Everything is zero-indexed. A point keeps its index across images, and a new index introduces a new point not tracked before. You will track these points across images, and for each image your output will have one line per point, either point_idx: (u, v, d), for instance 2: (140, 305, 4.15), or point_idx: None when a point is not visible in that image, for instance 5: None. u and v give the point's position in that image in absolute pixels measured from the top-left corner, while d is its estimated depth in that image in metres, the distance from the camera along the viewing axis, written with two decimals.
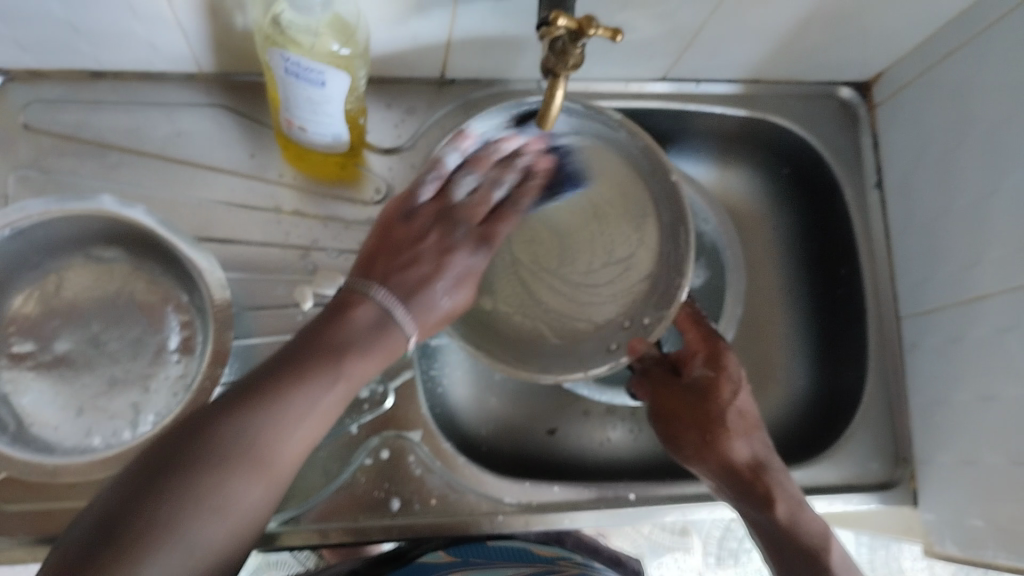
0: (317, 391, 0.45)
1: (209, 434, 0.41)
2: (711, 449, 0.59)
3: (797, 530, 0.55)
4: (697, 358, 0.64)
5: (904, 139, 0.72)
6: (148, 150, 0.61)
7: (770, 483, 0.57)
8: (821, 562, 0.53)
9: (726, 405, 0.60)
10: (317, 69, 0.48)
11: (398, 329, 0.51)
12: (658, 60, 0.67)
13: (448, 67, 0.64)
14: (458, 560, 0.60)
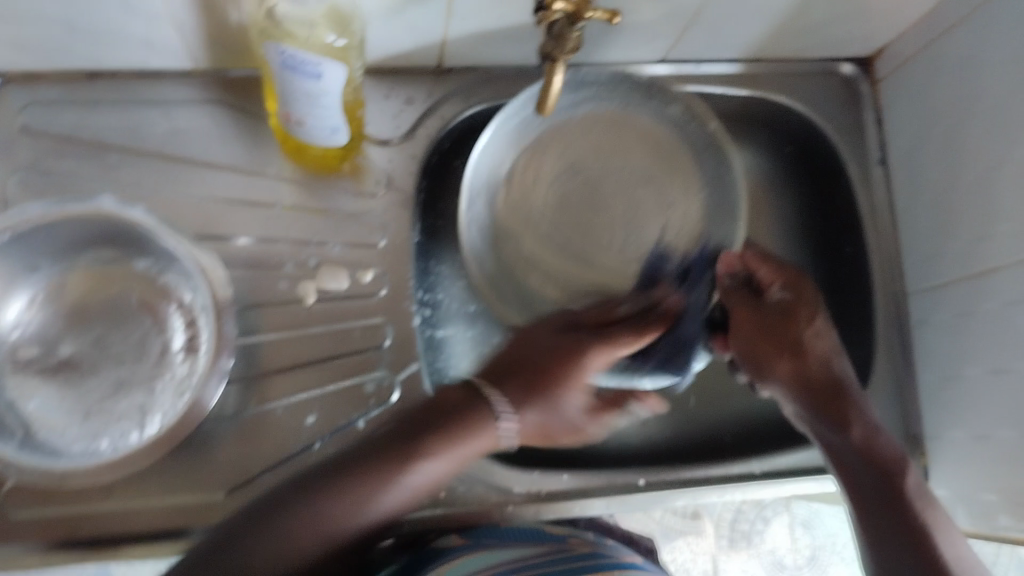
0: (380, 487, 0.50)
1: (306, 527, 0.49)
2: (788, 369, 0.58)
3: (875, 452, 0.55)
4: (775, 284, 0.60)
5: (908, 114, 0.71)
6: (145, 149, 0.61)
7: (849, 407, 0.57)
8: (894, 485, 0.53)
9: (806, 331, 0.59)
10: (314, 62, 0.47)
11: (495, 416, 0.53)
12: (659, 42, 0.66)
13: (446, 55, 0.64)
14: (472, 542, 0.60)
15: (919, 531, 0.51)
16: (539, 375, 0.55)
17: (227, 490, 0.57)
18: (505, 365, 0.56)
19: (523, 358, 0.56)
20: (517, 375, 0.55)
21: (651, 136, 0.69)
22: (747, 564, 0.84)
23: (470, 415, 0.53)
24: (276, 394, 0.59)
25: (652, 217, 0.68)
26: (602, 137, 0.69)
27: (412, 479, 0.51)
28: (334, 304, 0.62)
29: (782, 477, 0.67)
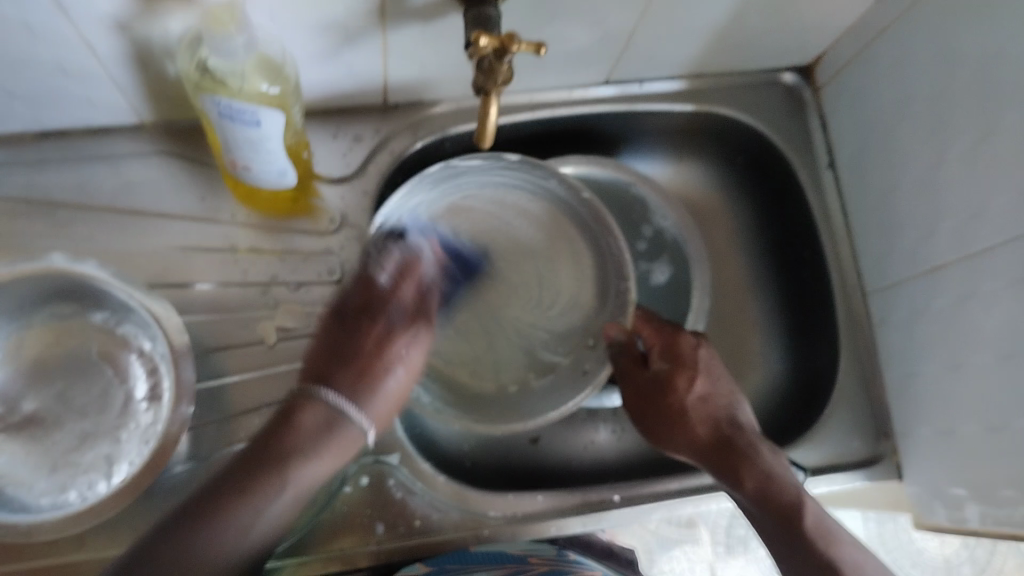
0: (258, 502, 0.49)
1: (236, 505, 0.48)
2: (681, 437, 0.60)
3: (769, 501, 0.55)
4: (655, 349, 0.63)
5: (851, 118, 0.72)
6: (99, 204, 0.62)
7: (741, 459, 0.58)
8: (795, 528, 0.54)
9: (686, 395, 0.60)
10: (249, 110, 0.48)
11: (351, 423, 0.53)
12: (597, 65, 0.68)
13: (389, 92, 0.65)
14: (434, 569, 0.60)
15: (827, 569, 0.52)
16: (358, 359, 0.55)
17: None
18: (328, 357, 0.55)
19: (347, 351, 0.55)
20: (348, 364, 0.55)
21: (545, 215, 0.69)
22: (745, 568, 0.90)
23: (334, 436, 0.52)
24: (243, 435, 0.60)
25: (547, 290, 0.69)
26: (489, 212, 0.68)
27: (294, 492, 0.51)
28: (297, 342, 0.63)
29: None
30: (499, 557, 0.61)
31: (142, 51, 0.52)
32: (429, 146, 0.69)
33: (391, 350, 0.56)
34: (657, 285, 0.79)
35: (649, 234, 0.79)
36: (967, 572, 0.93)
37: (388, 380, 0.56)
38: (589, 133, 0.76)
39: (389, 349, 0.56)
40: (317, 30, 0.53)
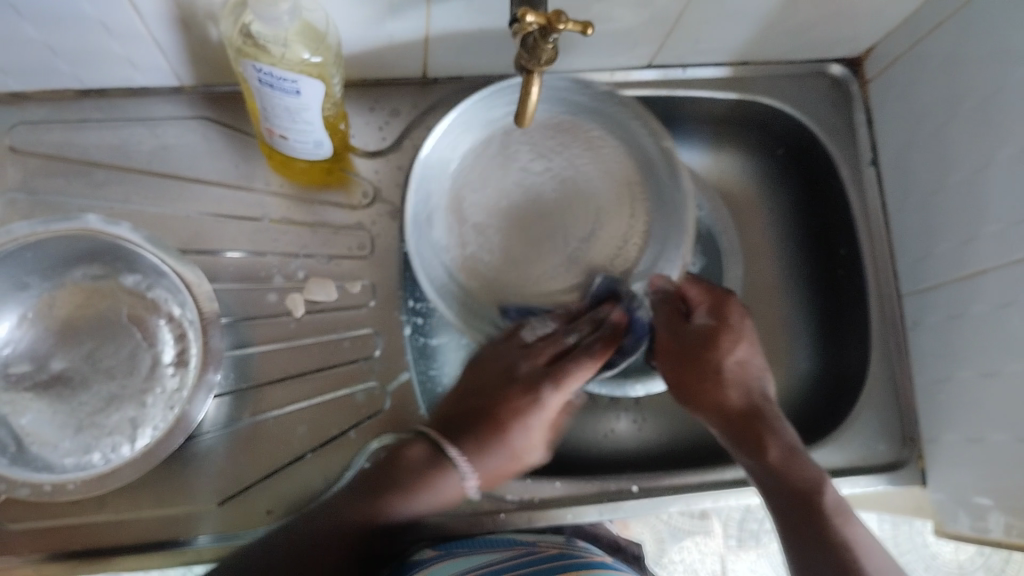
0: (407, 507, 0.53)
1: (378, 503, 0.52)
2: (710, 397, 0.57)
3: (787, 475, 0.54)
4: (702, 308, 0.60)
5: (898, 115, 0.71)
6: (135, 166, 0.62)
7: (764, 430, 0.56)
8: (810, 506, 0.53)
9: (724, 356, 0.58)
10: (290, 78, 0.48)
11: (455, 470, 0.53)
12: (642, 48, 0.66)
13: (429, 65, 0.64)
14: (441, 552, 0.59)
15: (838, 547, 0.51)
16: (506, 416, 0.54)
17: (220, 500, 0.58)
18: (485, 380, 0.57)
19: (505, 382, 0.56)
20: (478, 419, 0.55)
21: (602, 144, 0.66)
22: (755, 563, 0.93)
23: (439, 464, 0.54)
24: (266, 405, 0.60)
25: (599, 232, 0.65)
26: (544, 142, 0.66)
27: (445, 494, 0.55)
28: (323, 316, 0.62)
29: None
30: (510, 543, 0.60)
31: (184, 13, 0.51)
32: None
33: (514, 402, 0.55)
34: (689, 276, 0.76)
35: None
36: None
37: (515, 430, 0.54)
38: None
39: (509, 402, 0.55)
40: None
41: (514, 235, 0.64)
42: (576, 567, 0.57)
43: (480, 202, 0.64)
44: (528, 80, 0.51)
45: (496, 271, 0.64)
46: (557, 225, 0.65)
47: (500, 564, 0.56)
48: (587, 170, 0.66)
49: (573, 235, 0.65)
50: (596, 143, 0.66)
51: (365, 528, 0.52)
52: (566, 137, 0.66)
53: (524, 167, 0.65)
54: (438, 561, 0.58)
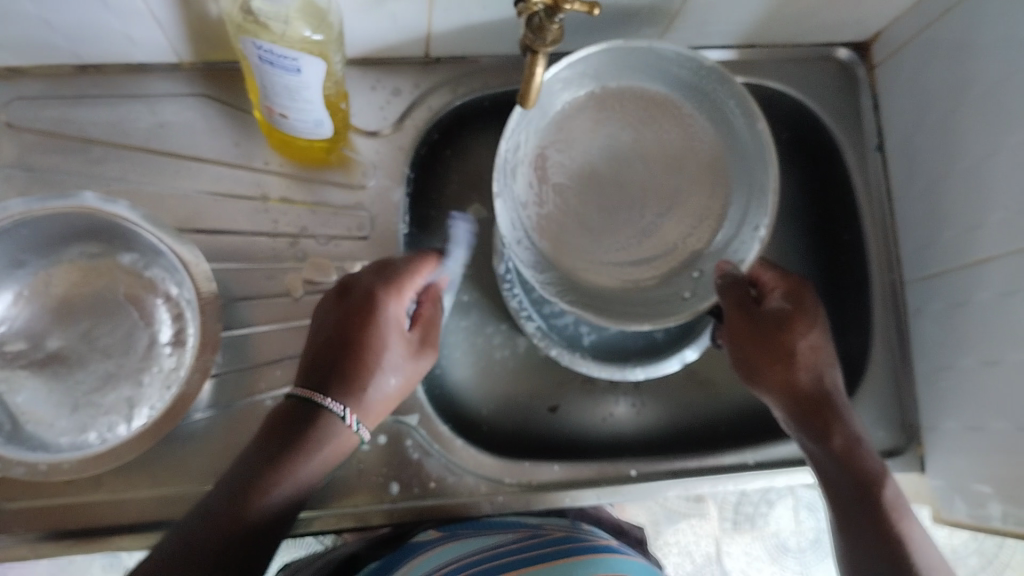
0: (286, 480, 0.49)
1: (262, 481, 0.49)
2: (781, 377, 0.58)
3: (852, 461, 0.55)
4: (776, 292, 0.61)
5: (904, 101, 0.70)
6: (132, 143, 0.61)
7: (831, 415, 0.57)
8: (870, 493, 0.54)
9: (800, 339, 0.58)
10: (291, 56, 0.47)
11: (340, 418, 0.52)
12: (648, 29, 0.66)
13: (432, 44, 0.63)
14: (448, 533, 0.60)
15: (892, 534, 0.52)
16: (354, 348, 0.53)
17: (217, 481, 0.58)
18: (321, 344, 0.54)
19: (335, 338, 0.53)
20: (341, 357, 0.53)
21: (686, 119, 0.64)
22: (750, 546, 0.93)
23: (319, 426, 0.51)
24: (264, 386, 0.60)
25: (681, 206, 0.63)
26: (632, 110, 0.64)
27: (316, 466, 0.51)
28: (321, 297, 0.62)
29: (776, 467, 0.66)
30: (514, 525, 0.62)
31: None
32: (470, 101, 0.67)
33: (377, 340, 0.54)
34: None
35: None
36: (973, 563, 0.93)
37: (381, 370, 0.54)
38: None
39: (375, 340, 0.54)
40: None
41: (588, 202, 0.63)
42: (584, 549, 0.59)
43: (564, 164, 0.63)
44: (532, 62, 0.49)
45: (565, 237, 0.62)
46: (635, 194, 0.63)
47: (507, 546, 0.58)
48: (664, 144, 0.64)
49: (647, 206, 0.63)
50: (681, 119, 0.64)
51: (248, 518, 0.47)
52: (650, 111, 0.64)
53: (609, 134, 0.64)
54: (444, 542, 0.59)
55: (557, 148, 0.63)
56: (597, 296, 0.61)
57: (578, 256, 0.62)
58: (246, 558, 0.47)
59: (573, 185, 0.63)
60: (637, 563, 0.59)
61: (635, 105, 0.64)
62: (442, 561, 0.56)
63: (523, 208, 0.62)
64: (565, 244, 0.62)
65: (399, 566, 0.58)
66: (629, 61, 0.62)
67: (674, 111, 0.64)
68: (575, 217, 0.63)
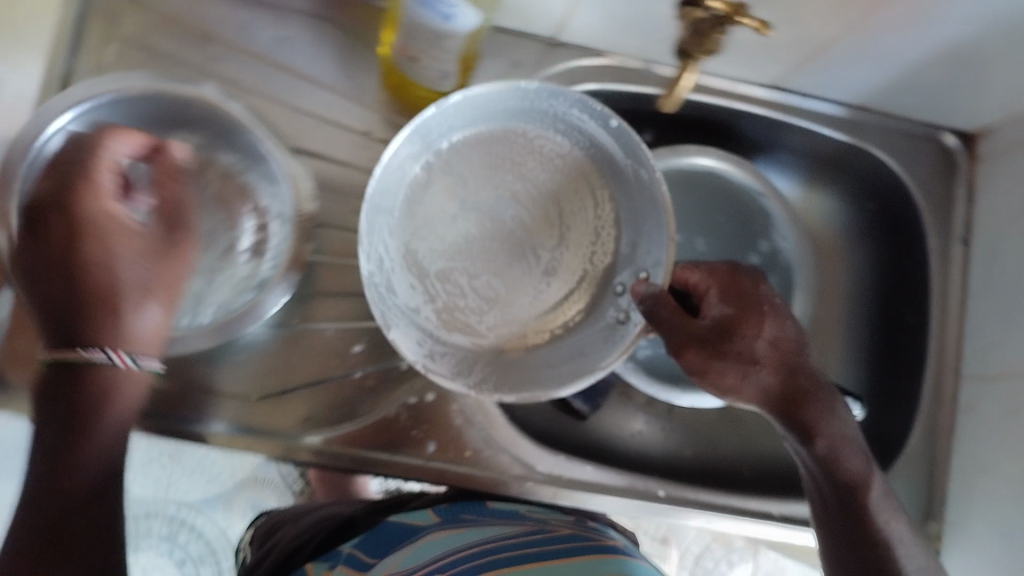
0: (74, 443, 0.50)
1: (70, 463, 0.49)
2: (749, 387, 0.54)
3: (837, 467, 0.54)
4: (713, 295, 0.56)
5: (1002, 199, 0.69)
6: (249, 49, 0.61)
7: (814, 415, 0.54)
8: (857, 498, 0.54)
9: (756, 341, 0.54)
10: (448, 2, 0.48)
11: (116, 367, 0.51)
12: (779, 64, 0.65)
13: (563, 25, 0.63)
14: (444, 518, 0.60)
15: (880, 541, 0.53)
16: (124, 299, 0.53)
17: (258, 396, 0.61)
18: (41, 303, 0.52)
19: (54, 289, 0.52)
20: (54, 309, 0.52)
21: (537, 143, 0.59)
22: None
23: (94, 381, 0.51)
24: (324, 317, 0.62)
25: (574, 247, 0.60)
26: (485, 156, 0.59)
27: (101, 431, 0.51)
28: None
29: (800, 523, 0.65)
30: (518, 517, 0.60)
31: None
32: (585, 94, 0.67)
33: (87, 272, 0.53)
34: None
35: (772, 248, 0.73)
36: None
37: (124, 307, 0.53)
38: (726, 129, 0.73)
39: (88, 274, 0.52)
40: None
41: (490, 253, 0.59)
42: (589, 550, 0.55)
43: (436, 250, 0.58)
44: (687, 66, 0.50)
45: (461, 314, 0.58)
46: (535, 241, 0.59)
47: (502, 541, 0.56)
48: (538, 172, 0.60)
49: (546, 254, 0.59)
50: (534, 140, 0.59)
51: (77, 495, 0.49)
52: (501, 138, 0.59)
53: (456, 181, 0.58)
54: (447, 528, 0.58)
55: (422, 234, 0.58)
56: (518, 359, 0.59)
57: (495, 328, 0.59)
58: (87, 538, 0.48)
59: (455, 264, 0.58)
60: (644, 565, 0.56)
61: (477, 146, 0.59)
62: (431, 551, 0.55)
63: (417, 313, 0.58)
64: (478, 322, 0.59)
65: (391, 550, 0.57)
66: (470, 108, 0.57)
67: (523, 133, 0.59)
68: (477, 296, 0.59)
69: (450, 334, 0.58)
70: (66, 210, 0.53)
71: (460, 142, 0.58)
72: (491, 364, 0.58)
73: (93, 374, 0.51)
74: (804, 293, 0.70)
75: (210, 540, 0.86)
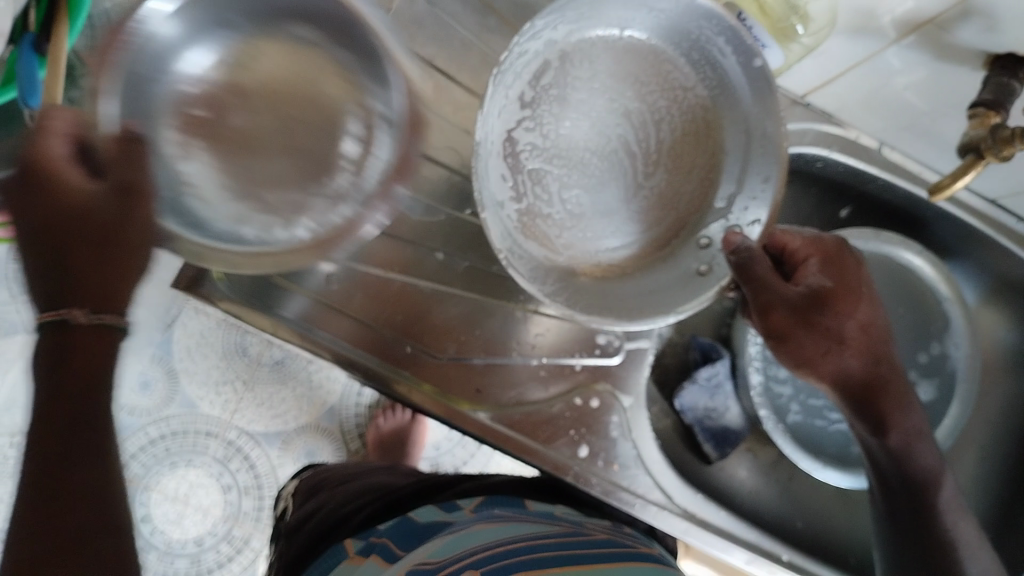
0: (60, 389, 0.41)
1: (74, 397, 0.41)
2: (831, 365, 0.56)
3: (906, 458, 0.58)
4: (812, 262, 0.55)
5: None
6: None
7: (889, 405, 0.57)
8: (926, 493, 0.58)
9: (848, 321, 0.55)
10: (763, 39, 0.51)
11: (85, 316, 0.41)
12: (1009, 185, 0.65)
13: (817, 87, 0.64)
14: (479, 513, 0.60)
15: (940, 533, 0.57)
16: (74, 254, 0.42)
17: (437, 354, 0.62)
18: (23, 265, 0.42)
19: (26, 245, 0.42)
20: (32, 278, 0.42)
21: (664, 65, 0.55)
22: None
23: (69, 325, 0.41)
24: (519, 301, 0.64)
25: (670, 186, 0.57)
26: (621, 69, 0.55)
27: (76, 368, 0.41)
28: None
29: None
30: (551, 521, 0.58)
31: None
32: (808, 154, 0.69)
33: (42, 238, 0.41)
34: (916, 401, 0.72)
35: (936, 351, 0.72)
36: None
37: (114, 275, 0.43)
38: (915, 219, 0.73)
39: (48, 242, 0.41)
40: (846, 32, 0.54)
41: (603, 166, 0.56)
42: (623, 554, 0.54)
43: (537, 148, 0.55)
44: (972, 162, 0.53)
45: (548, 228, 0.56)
46: (632, 166, 0.57)
47: (544, 538, 0.55)
48: (657, 98, 0.56)
49: (646, 184, 0.57)
50: (664, 65, 0.55)
51: (72, 431, 0.40)
52: (638, 57, 0.55)
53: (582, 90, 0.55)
54: (490, 522, 0.58)
55: (529, 128, 0.55)
56: (585, 291, 0.56)
57: (574, 245, 0.57)
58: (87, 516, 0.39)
59: (550, 167, 0.56)
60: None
61: (615, 57, 0.55)
62: (474, 538, 0.54)
63: (503, 206, 0.54)
64: (559, 236, 0.56)
65: (427, 539, 0.56)
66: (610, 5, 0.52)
67: (662, 58, 0.55)
68: (564, 208, 0.56)
69: (532, 241, 0.56)
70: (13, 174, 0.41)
71: (587, 40, 0.54)
72: (561, 280, 0.56)
73: (56, 338, 0.41)
74: (962, 405, 0.71)
75: (258, 472, 0.94)
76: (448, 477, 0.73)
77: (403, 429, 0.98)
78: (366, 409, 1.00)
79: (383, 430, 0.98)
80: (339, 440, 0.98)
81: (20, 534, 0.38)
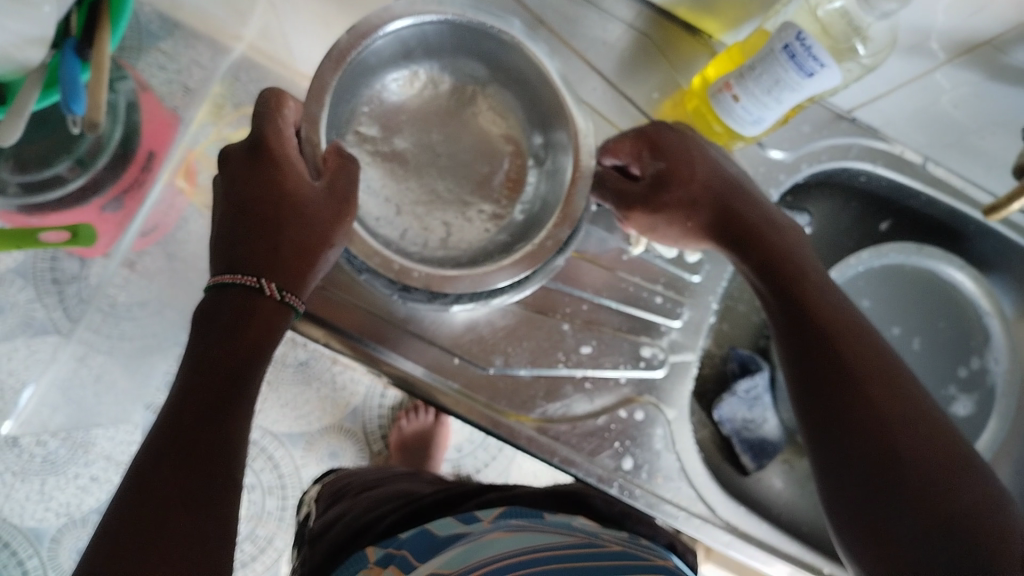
0: (227, 344, 0.44)
1: (241, 352, 0.45)
2: (687, 227, 0.56)
3: (774, 269, 0.53)
4: (644, 154, 0.56)
5: None
6: (570, 44, 0.66)
7: (752, 232, 0.54)
8: (801, 302, 0.51)
9: (686, 188, 0.54)
10: (819, 58, 0.50)
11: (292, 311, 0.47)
12: None
13: (862, 103, 0.64)
14: (494, 525, 0.57)
15: (839, 356, 0.49)
16: (286, 240, 0.46)
17: (482, 366, 0.62)
18: (230, 240, 0.46)
19: (243, 219, 0.46)
20: (240, 255, 0.46)
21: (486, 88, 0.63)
22: None
23: (258, 310, 0.45)
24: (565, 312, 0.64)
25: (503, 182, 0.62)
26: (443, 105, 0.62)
27: (245, 331, 0.45)
28: (649, 260, 0.67)
29: None
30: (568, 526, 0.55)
31: None
32: (853, 168, 0.69)
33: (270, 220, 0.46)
34: (953, 416, 0.71)
35: (975, 366, 0.73)
36: None
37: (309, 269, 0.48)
38: (956, 234, 0.73)
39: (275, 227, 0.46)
40: (904, 51, 0.55)
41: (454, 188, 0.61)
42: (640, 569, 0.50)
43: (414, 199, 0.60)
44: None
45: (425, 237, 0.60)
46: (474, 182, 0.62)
47: (558, 550, 0.51)
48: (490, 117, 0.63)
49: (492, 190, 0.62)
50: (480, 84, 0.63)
51: (230, 383, 0.44)
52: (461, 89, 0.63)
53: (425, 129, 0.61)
54: (504, 535, 0.54)
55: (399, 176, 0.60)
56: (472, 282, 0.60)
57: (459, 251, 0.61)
58: (210, 467, 0.42)
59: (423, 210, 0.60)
60: None
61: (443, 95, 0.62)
62: (483, 553, 0.51)
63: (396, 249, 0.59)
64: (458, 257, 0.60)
65: (440, 552, 0.54)
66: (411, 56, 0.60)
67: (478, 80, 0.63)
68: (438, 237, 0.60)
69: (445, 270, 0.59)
70: (263, 162, 0.47)
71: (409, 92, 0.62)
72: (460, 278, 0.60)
73: (244, 303, 0.45)
74: (998, 421, 0.70)
75: (281, 472, 0.93)
76: (474, 485, 0.70)
77: (426, 431, 0.97)
78: (389, 411, 1.00)
79: (405, 432, 0.97)
80: (363, 441, 0.98)
81: (150, 460, 0.41)
